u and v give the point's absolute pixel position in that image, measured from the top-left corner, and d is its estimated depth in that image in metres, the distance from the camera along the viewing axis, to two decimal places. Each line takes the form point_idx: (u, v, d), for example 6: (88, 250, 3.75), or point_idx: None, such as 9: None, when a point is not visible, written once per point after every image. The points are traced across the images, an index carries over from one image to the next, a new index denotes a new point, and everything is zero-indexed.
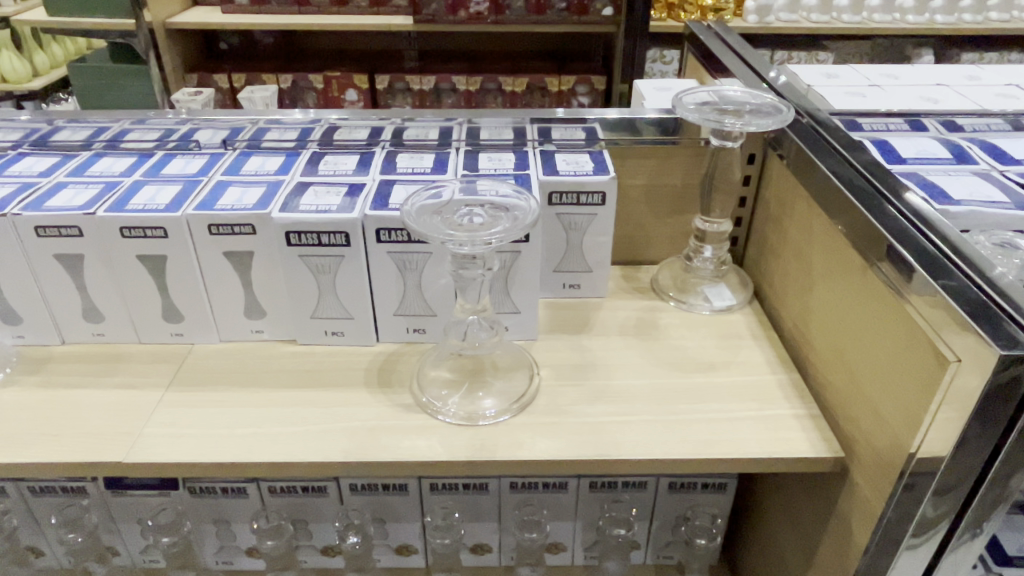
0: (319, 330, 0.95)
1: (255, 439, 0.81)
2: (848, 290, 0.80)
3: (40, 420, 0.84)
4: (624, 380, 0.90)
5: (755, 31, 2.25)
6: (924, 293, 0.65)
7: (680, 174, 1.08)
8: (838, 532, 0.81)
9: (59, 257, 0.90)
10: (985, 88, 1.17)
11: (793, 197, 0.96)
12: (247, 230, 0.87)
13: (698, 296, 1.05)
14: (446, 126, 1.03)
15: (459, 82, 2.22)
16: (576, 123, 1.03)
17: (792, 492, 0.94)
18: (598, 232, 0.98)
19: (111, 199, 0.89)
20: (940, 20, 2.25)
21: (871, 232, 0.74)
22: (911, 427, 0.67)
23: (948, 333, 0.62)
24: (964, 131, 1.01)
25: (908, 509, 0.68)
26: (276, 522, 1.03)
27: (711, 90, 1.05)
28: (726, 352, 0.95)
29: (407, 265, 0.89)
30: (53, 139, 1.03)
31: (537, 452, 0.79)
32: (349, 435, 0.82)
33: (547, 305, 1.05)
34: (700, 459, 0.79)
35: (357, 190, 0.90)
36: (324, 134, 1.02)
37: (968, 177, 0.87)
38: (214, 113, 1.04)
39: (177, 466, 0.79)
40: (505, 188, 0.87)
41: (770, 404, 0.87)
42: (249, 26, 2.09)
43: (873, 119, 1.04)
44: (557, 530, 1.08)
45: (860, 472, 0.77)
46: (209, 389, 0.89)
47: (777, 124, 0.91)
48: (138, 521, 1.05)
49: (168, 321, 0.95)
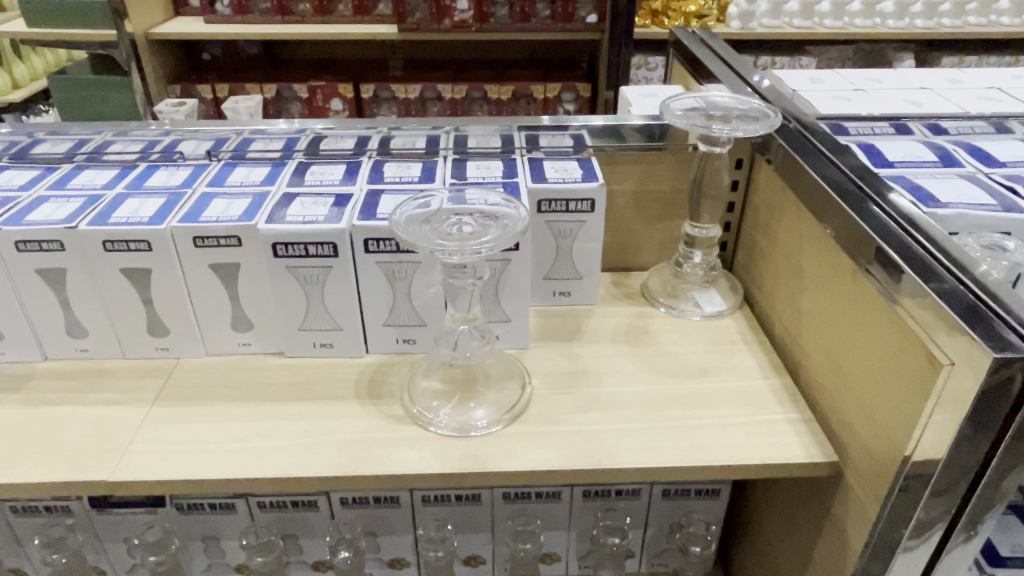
0: (309, 342, 0.93)
1: (243, 454, 0.80)
2: (838, 292, 0.81)
3: (23, 438, 0.83)
4: (616, 388, 0.90)
5: (738, 37, 2.26)
6: (915, 296, 0.65)
7: (669, 180, 1.08)
8: (834, 536, 0.81)
9: (40, 272, 0.88)
10: (967, 91, 1.18)
11: (782, 201, 0.96)
12: (233, 242, 0.86)
13: (689, 302, 1.04)
14: (433, 134, 1.03)
15: (445, 91, 2.21)
16: (563, 131, 1.03)
17: (786, 497, 0.93)
18: (588, 239, 0.98)
19: (94, 211, 0.87)
20: (920, 25, 2.28)
21: (859, 236, 0.75)
22: (905, 431, 0.67)
23: (940, 336, 0.62)
24: (948, 134, 1.02)
25: (905, 511, 0.67)
26: (266, 538, 1.01)
27: (698, 96, 1.05)
28: (718, 357, 0.95)
29: (396, 274, 0.88)
30: (34, 151, 1.02)
31: (530, 462, 0.79)
32: (338, 449, 0.81)
33: (538, 313, 1.04)
34: (694, 466, 0.78)
35: (344, 200, 0.89)
36: (310, 143, 1.02)
37: (954, 179, 0.87)
38: (199, 126, 1.04)
39: (164, 484, 0.77)
40: (494, 197, 0.86)
41: (763, 409, 0.86)
42: (232, 36, 2.08)
43: (859, 123, 1.04)
44: (550, 540, 1.08)
45: (855, 479, 0.76)
46: (196, 404, 0.87)
47: (765, 129, 0.91)
48: (125, 540, 1.03)
49: (154, 335, 0.93)
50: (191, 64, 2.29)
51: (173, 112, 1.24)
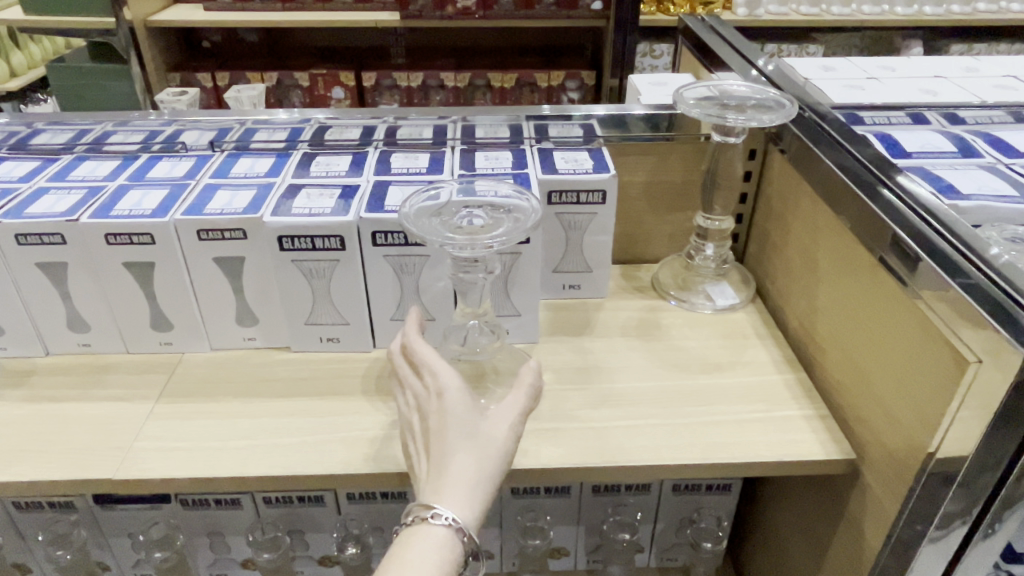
0: (315, 337, 0.92)
1: (249, 452, 0.79)
2: (856, 286, 0.79)
3: (25, 436, 0.81)
4: (629, 383, 0.88)
5: (745, 24, 2.23)
6: (940, 290, 0.64)
7: (680, 171, 1.06)
8: (850, 533, 0.80)
9: (40, 266, 0.86)
10: (982, 79, 1.16)
11: (797, 192, 0.94)
12: (238, 236, 0.84)
13: (700, 295, 1.03)
14: (440, 125, 1.00)
15: (448, 79, 2.18)
16: (572, 121, 1.01)
17: (800, 494, 0.92)
18: (599, 231, 0.96)
19: (95, 204, 0.86)
20: (929, 12, 2.24)
21: (880, 229, 0.73)
22: (928, 428, 0.66)
23: (967, 332, 0.60)
24: (966, 123, 1.00)
25: (930, 505, 0.66)
26: (272, 534, 1.01)
27: (712, 85, 1.03)
28: (731, 352, 0.93)
29: (404, 268, 0.86)
30: (33, 142, 1.00)
31: (542, 460, 0.77)
32: (346, 446, 0.79)
33: (547, 307, 1.02)
34: (709, 464, 0.77)
35: (351, 192, 0.87)
36: (314, 134, 0.99)
37: (974, 170, 0.85)
38: (200, 113, 1.00)
39: (169, 482, 0.76)
40: (504, 188, 0.84)
41: (778, 405, 0.85)
42: (233, 24, 2.05)
43: (875, 112, 1.02)
44: (559, 535, 1.07)
45: (873, 476, 0.75)
46: (201, 400, 0.86)
47: (780, 119, 0.89)
48: (129, 535, 1.02)
49: (157, 330, 0.92)
50: (190, 53, 2.26)
51: (174, 102, 1.21)
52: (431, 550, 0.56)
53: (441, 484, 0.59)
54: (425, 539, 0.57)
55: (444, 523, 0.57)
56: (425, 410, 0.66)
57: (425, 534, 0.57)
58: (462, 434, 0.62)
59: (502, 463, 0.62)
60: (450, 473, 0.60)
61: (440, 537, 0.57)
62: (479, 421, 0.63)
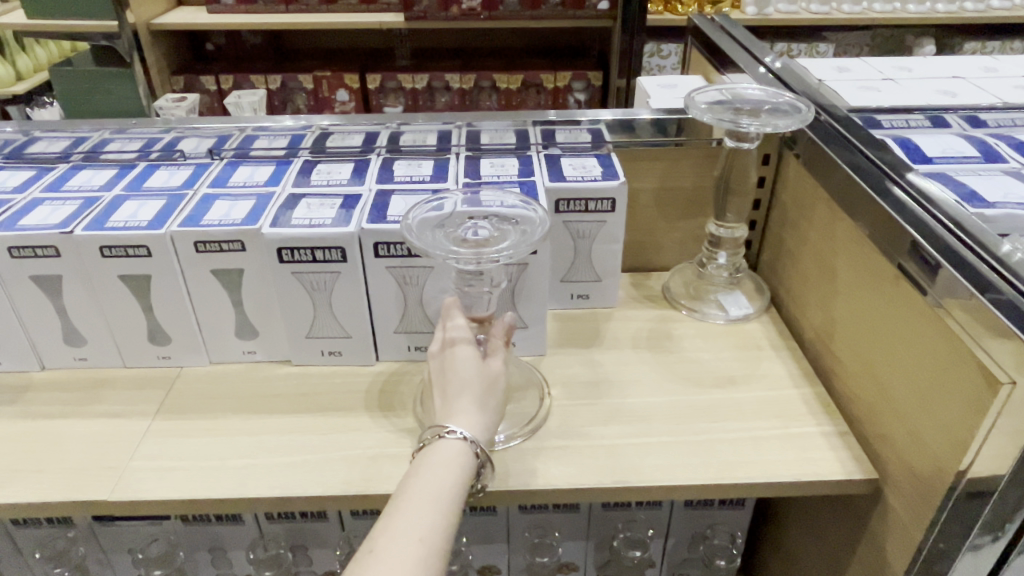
0: (316, 350, 0.89)
1: (249, 471, 0.76)
2: (878, 298, 0.76)
3: (20, 454, 0.79)
4: (640, 399, 0.85)
5: (754, 23, 2.19)
6: (968, 305, 0.60)
7: (692, 177, 1.03)
8: (871, 555, 0.77)
9: (35, 278, 0.84)
10: (1003, 80, 1.12)
11: (813, 199, 0.91)
12: (236, 247, 0.82)
13: (712, 305, 1.00)
14: (444, 130, 0.97)
15: (452, 81, 2.15)
16: (580, 126, 0.98)
17: (817, 511, 0.89)
18: (608, 240, 0.93)
19: (90, 215, 0.83)
20: (942, 9, 2.20)
21: (902, 240, 0.70)
22: (956, 450, 0.63)
23: (999, 349, 0.57)
24: (988, 127, 0.96)
25: (960, 525, 0.63)
26: (273, 551, 0.98)
27: (724, 88, 1.00)
28: (745, 365, 0.90)
29: (407, 279, 0.84)
30: (29, 151, 0.97)
31: (551, 480, 0.74)
32: (348, 465, 0.77)
33: (555, 317, 1.00)
34: (723, 484, 0.74)
35: (353, 201, 0.85)
36: (316, 141, 0.97)
37: (998, 176, 0.82)
38: (201, 120, 0.98)
39: (166, 504, 0.73)
40: (511, 199, 0.81)
41: (795, 421, 0.82)
42: (237, 26, 2.02)
43: (893, 115, 0.98)
44: (567, 550, 1.04)
45: (895, 496, 0.72)
46: (199, 417, 0.83)
47: (796, 124, 0.86)
48: (130, 551, 1.00)
49: (155, 344, 0.89)
50: (195, 55, 2.24)
51: (173, 108, 1.19)
52: (449, 458, 0.62)
53: (454, 409, 0.66)
54: (442, 451, 0.63)
55: (456, 437, 0.64)
56: (434, 360, 0.73)
57: (443, 444, 0.63)
58: (470, 372, 0.69)
59: (499, 406, 0.70)
60: (458, 405, 0.67)
61: (453, 448, 0.63)
62: (485, 363, 0.72)
